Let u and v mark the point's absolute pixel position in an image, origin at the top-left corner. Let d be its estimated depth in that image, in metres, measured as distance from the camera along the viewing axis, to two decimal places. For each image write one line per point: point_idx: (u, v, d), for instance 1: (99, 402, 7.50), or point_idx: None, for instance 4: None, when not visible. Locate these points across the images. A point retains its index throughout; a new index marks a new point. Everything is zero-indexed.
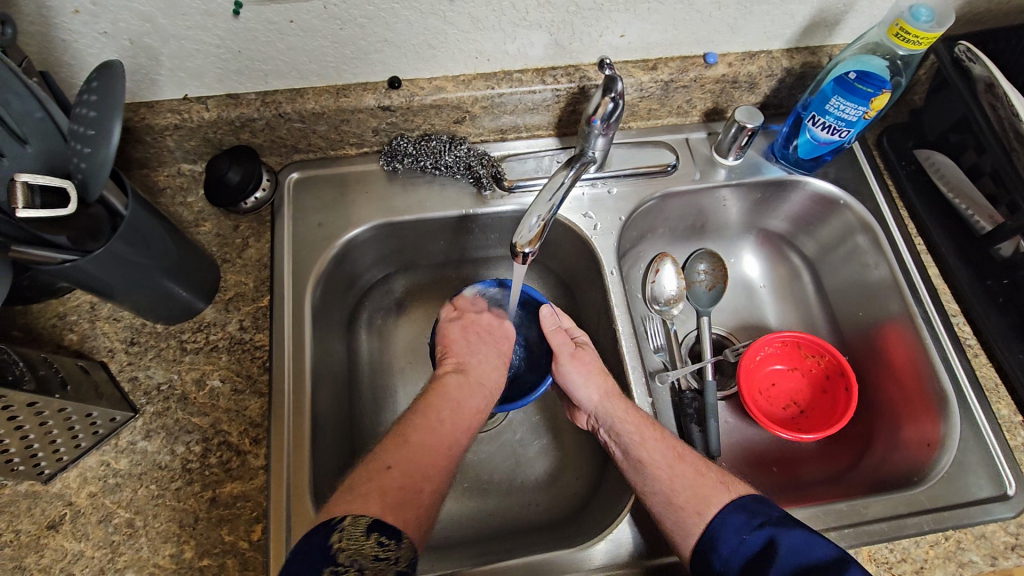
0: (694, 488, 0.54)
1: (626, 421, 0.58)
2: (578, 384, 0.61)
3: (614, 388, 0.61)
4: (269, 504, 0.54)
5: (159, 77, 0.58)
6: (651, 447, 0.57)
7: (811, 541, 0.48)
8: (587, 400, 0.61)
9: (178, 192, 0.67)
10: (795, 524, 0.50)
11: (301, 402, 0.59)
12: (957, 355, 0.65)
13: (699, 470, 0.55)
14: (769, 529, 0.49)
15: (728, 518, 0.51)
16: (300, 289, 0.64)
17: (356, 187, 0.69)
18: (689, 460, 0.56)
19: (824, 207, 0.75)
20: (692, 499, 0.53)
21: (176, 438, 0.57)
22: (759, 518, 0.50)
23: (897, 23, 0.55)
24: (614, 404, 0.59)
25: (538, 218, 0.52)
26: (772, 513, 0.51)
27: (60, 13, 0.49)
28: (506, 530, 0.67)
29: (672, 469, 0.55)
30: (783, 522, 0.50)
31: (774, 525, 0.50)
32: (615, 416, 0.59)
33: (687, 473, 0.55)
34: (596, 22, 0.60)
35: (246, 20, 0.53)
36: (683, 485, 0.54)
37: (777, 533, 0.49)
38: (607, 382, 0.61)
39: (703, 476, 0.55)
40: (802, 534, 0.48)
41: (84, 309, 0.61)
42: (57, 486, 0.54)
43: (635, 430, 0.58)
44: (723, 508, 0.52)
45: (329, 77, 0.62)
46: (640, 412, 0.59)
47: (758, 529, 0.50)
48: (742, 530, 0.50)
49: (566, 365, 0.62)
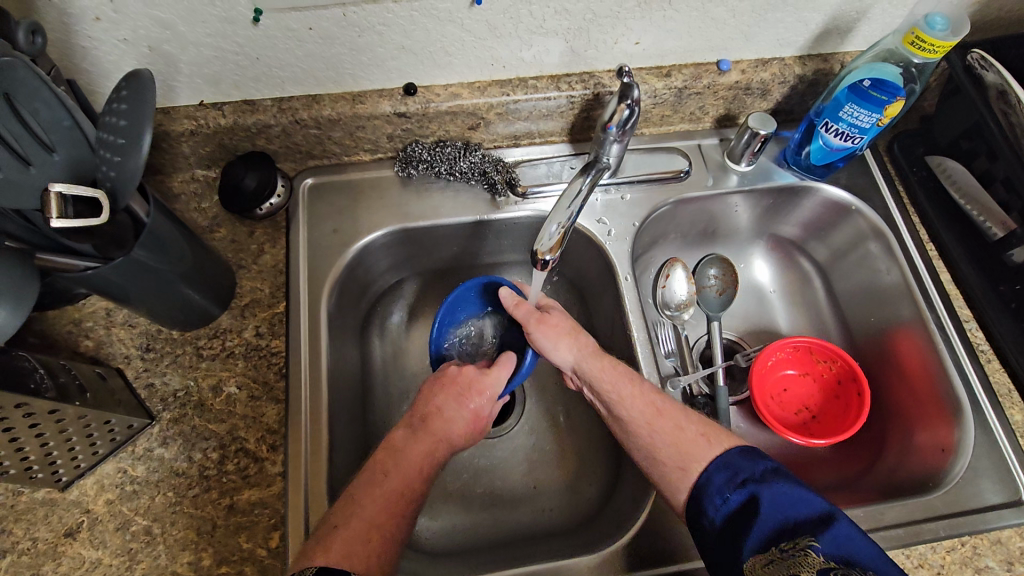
0: (677, 445, 0.54)
1: (604, 378, 0.59)
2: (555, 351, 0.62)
3: (589, 345, 0.61)
4: (287, 512, 0.54)
5: (177, 84, 0.58)
6: (630, 403, 0.58)
7: (795, 494, 0.46)
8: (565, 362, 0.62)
9: (192, 198, 0.67)
10: (780, 477, 0.48)
11: (318, 409, 0.59)
12: (971, 361, 0.66)
13: (681, 424, 0.55)
14: (751, 487, 0.48)
15: (712, 477, 0.51)
16: (315, 295, 0.64)
17: (370, 193, 0.69)
18: (671, 414, 0.56)
19: (836, 212, 0.75)
20: (674, 457, 0.54)
21: (193, 444, 0.57)
22: (742, 475, 0.49)
23: (913, 32, 0.56)
24: (590, 360, 0.60)
25: (558, 225, 0.53)
26: (755, 469, 0.49)
27: (81, 20, 0.50)
28: (520, 536, 0.66)
29: (653, 425, 0.56)
30: (765, 477, 0.48)
31: (756, 481, 0.48)
32: (595, 375, 0.59)
33: (666, 429, 0.55)
34: (612, 29, 0.61)
35: (266, 27, 0.54)
36: (665, 440, 0.55)
37: (758, 490, 0.48)
38: (582, 342, 0.62)
39: (682, 432, 0.55)
40: (784, 488, 0.47)
41: (101, 315, 0.61)
42: (74, 493, 0.54)
43: (613, 389, 0.58)
44: (706, 467, 0.52)
45: (345, 84, 0.62)
46: (620, 367, 0.60)
47: (740, 487, 0.49)
48: (724, 489, 0.49)
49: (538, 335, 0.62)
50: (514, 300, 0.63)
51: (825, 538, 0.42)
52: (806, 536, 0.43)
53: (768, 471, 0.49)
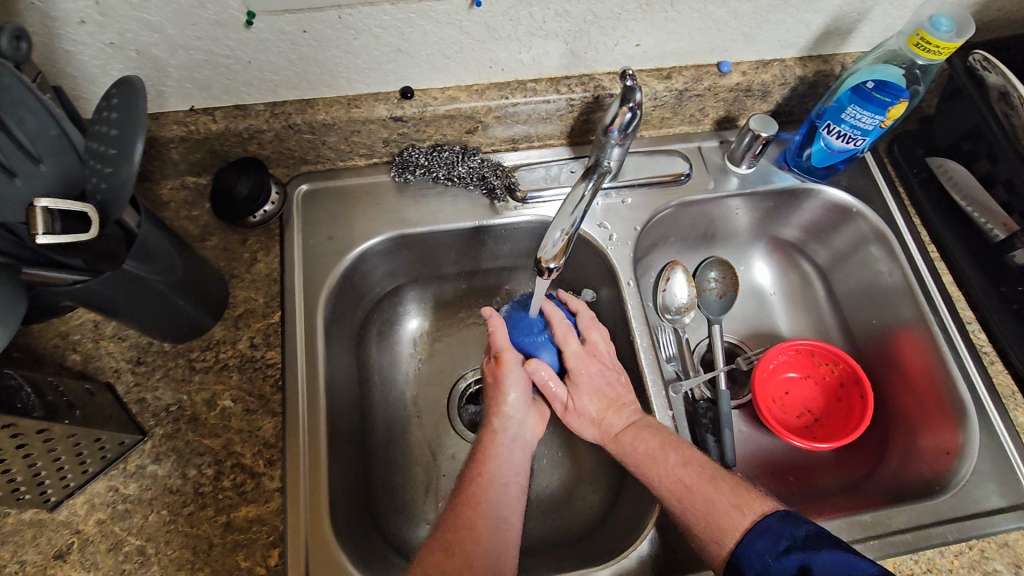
0: (709, 521, 0.52)
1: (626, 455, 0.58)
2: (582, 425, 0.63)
3: (611, 423, 0.61)
4: (286, 528, 0.53)
5: (165, 89, 0.56)
6: (656, 478, 0.56)
7: (843, 562, 0.45)
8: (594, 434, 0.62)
9: (182, 206, 0.65)
10: (822, 542, 0.47)
11: (316, 422, 0.58)
12: (973, 362, 0.65)
13: (712, 496, 0.53)
14: (797, 554, 0.47)
15: (753, 542, 0.50)
16: (312, 304, 0.62)
17: (366, 199, 0.68)
18: (701, 487, 0.54)
19: (836, 214, 0.75)
20: (706, 531, 0.52)
21: (188, 460, 0.55)
22: (784, 541, 0.48)
23: (917, 34, 0.55)
24: (614, 440, 0.60)
25: (562, 232, 0.51)
26: (798, 533, 0.48)
27: (66, 23, 0.48)
28: (525, 547, 0.65)
29: (681, 498, 0.54)
30: (809, 542, 0.47)
31: (801, 549, 0.47)
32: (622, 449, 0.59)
33: (698, 502, 0.53)
34: (613, 31, 0.60)
35: (258, 30, 0.52)
36: (694, 515, 0.53)
37: (808, 560, 0.46)
38: (605, 421, 0.61)
39: (714, 503, 0.53)
40: (833, 555, 0.46)
41: (89, 328, 0.59)
42: (63, 513, 0.52)
43: (640, 464, 0.57)
44: (743, 534, 0.50)
45: (340, 87, 0.60)
46: (649, 439, 0.58)
47: (786, 556, 0.48)
48: (766, 556, 0.48)
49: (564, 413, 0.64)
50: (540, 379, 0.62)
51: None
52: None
53: (812, 534, 0.48)
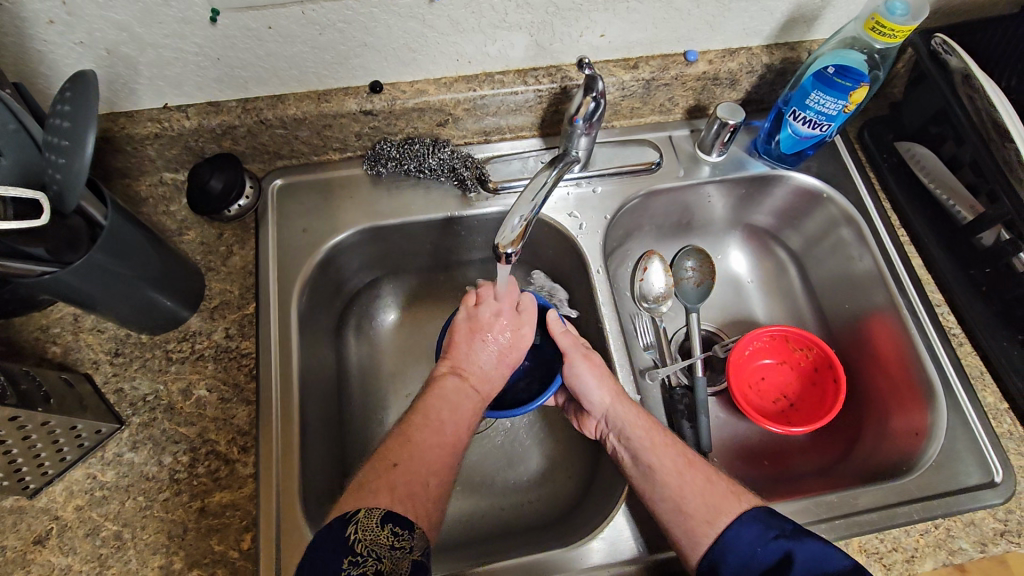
0: (704, 495, 0.53)
1: (635, 426, 0.58)
2: (592, 385, 0.60)
3: (624, 390, 0.61)
4: (258, 513, 0.54)
5: (138, 87, 0.58)
6: (661, 453, 0.56)
7: (826, 555, 0.47)
8: (599, 402, 0.60)
9: (160, 202, 0.66)
10: (806, 535, 0.49)
11: (289, 410, 0.59)
12: (943, 343, 0.66)
13: (710, 476, 0.55)
14: (784, 541, 0.49)
15: (741, 529, 0.51)
16: (286, 295, 0.63)
17: (340, 192, 0.69)
18: (701, 465, 0.56)
19: (808, 201, 0.76)
20: (701, 507, 0.53)
21: (164, 448, 0.56)
22: (773, 530, 0.50)
23: (873, 18, 0.56)
24: (623, 409, 0.59)
25: (521, 217, 0.52)
26: (786, 525, 0.50)
27: (35, 24, 0.49)
28: (500, 531, 0.66)
29: (682, 474, 0.55)
30: (796, 533, 0.49)
31: (789, 537, 0.49)
32: (629, 419, 0.59)
33: (697, 480, 0.54)
34: (576, 22, 0.61)
35: (224, 27, 0.53)
36: (693, 491, 0.54)
37: (792, 546, 0.48)
38: (618, 385, 0.61)
39: (712, 484, 0.54)
40: (818, 546, 0.48)
41: (68, 321, 0.60)
42: (42, 501, 0.53)
43: (644, 435, 0.58)
44: (734, 520, 0.51)
45: (310, 82, 0.62)
46: (652, 418, 0.60)
47: (772, 542, 0.49)
48: (755, 543, 0.50)
49: (578, 366, 0.61)
50: (560, 328, 0.64)
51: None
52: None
53: (798, 527, 0.50)
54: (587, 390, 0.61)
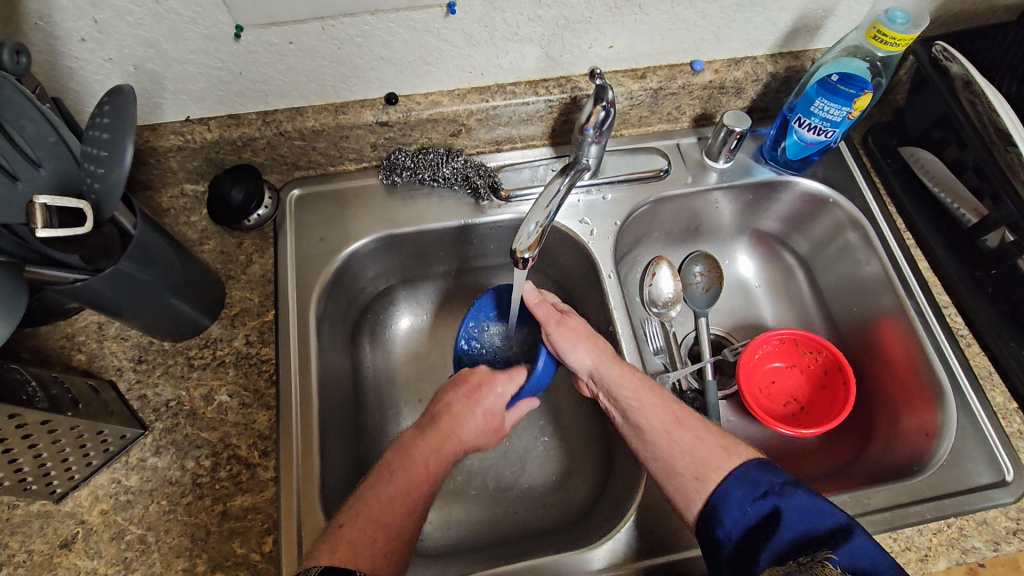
0: (694, 455, 0.54)
1: (621, 385, 0.59)
2: (571, 348, 0.61)
3: (605, 351, 0.61)
4: (279, 516, 0.55)
5: (162, 101, 0.60)
6: (648, 410, 0.58)
7: (816, 507, 0.47)
8: (581, 365, 0.61)
9: (182, 212, 0.68)
10: (799, 489, 0.49)
11: (308, 414, 0.60)
12: (951, 345, 0.67)
13: (699, 434, 0.55)
14: (772, 498, 0.49)
15: (731, 488, 0.51)
16: (304, 302, 0.65)
17: (355, 202, 0.71)
18: (689, 423, 0.56)
19: (814, 206, 0.77)
20: (692, 466, 0.53)
21: (186, 452, 0.57)
22: (762, 487, 0.49)
23: (874, 26, 0.57)
24: (606, 369, 0.60)
25: (536, 224, 0.54)
26: (774, 481, 0.50)
27: (67, 41, 0.51)
28: (515, 535, 0.67)
29: (670, 433, 0.56)
30: (785, 487, 0.49)
31: (778, 493, 0.49)
32: (614, 380, 0.59)
33: (685, 438, 0.55)
34: (585, 34, 0.62)
35: (247, 42, 0.55)
36: (680, 449, 0.55)
37: (781, 502, 0.48)
38: (598, 346, 0.61)
39: (702, 442, 0.55)
40: (808, 501, 0.47)
41: (93, 329, 0.62)
42: (68, 505, 0.55)
43: (630, 395, 0.59)
44: (724, 478, 0.51)
45: (328, 95, 0.63)
46: (637, 374, 0.60)
47: (761, 499, 0.49)
48: (744, 502, 0.49)
49: (554, 332, 0.62)
50: (535, 297, 0.64)
51: (844, 553, 0.43)
52: (826, 549, 0.44)
53: (787, 482, 0.50)
54: (567, 354, 0.61)
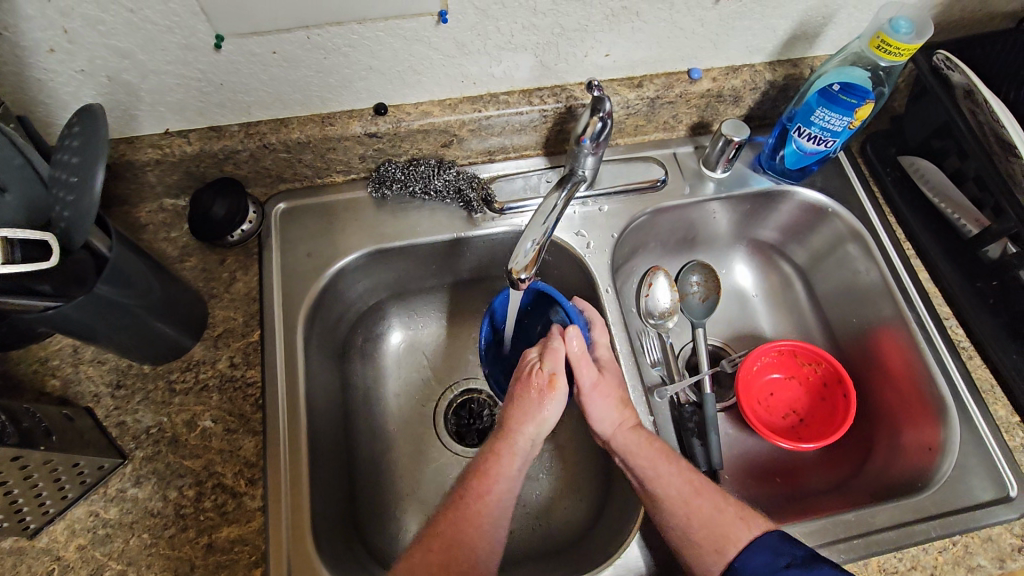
0: (711, 526, 0.53)
1: (641, 456, 0.57)
2: (596, 414, 0.60)
3: (631, 418, 0.59)
4: (268, 548, 0.53)
5: (139, 113, 0.57)
6: (665, 482, 0.56)
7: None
8: (604, 428, 0.59)
9: (161, 228, 0.65)
10: (820, 561, 0.49)
11: (297, 438, 0.58)
12: (953, 357, 0.66)
13: (717, 506, 0.54)
14: (797, 570, 0.49)
15: (752, 557, 0.51)
16: (291, 322, 0.63)
17: (344, 216, 0.68)
18: (708, 496, 0.55)
19: (813, 215, 0.76)
20: (708, 537, 0.53)
21: (168, 482, 0.55)
22: (784, 559, 0.50)
23: (878, 36, 0.56)
24: (628, 436, 0.58)
25: (534, 242, 0.52)
26: (797, 552, 0.50)
27: (35, 53, 0.48)
28: (513, 558, 0.65)
29: (689, 504, 0.54)
30: (808, 559, 0.49)
31: (800, 565, 0.49)
32: (635, 449, 0.57)
33: (703, 507, 0.54)
34: (581, 42, 0.60)
35: (227, 52, 0.52)
36: (698, 520, 0.53)
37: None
38: (625, 412, 0.60)
39: (719, 513, 0.54)
40: (831, 574, 0.47)
41: (67, 353, 0.59)
42: (43, 541, 0.52)
43: (651, 465, 0.56)
44: (744, 547, 0.52)
45: (313, 106, 0.61)
46: (660, 444, 0.58)
47: (784, 570, 0.49)
48: (766, 572, 0.50)
49: (586, 393, 0.60)
50: (578, 352, 0.59)
51: None
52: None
53: (810, 553, 0.50)
54: (591, 418, 0.60)
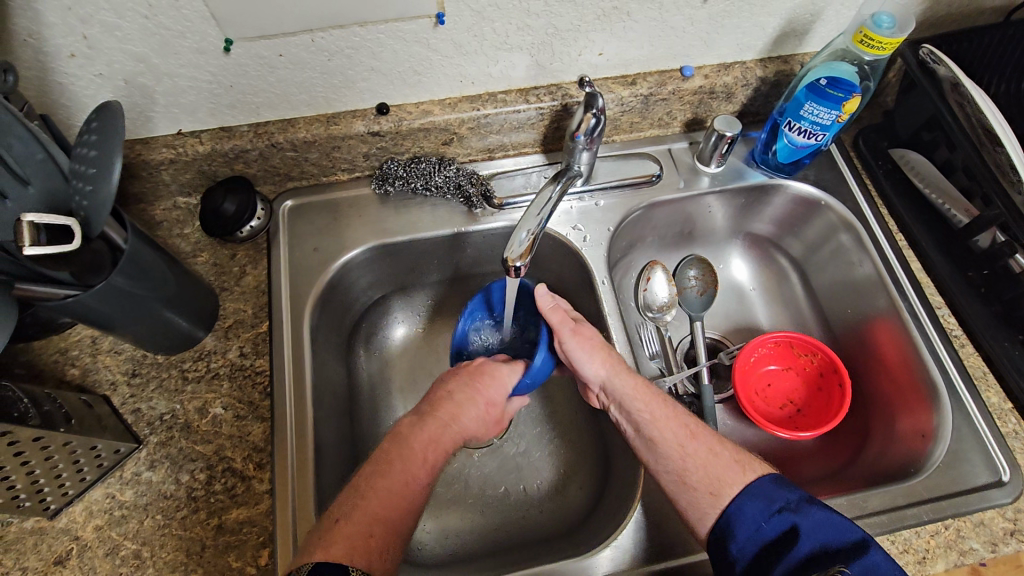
0: (706, 469, 0.54)
1: (635, 397, 0.59)
2: (585, 357, 0.61)
3: (618, 360, 0.61)
4: (274, 529, 0.55)
5: (154, 115, 0.60)
6: (661, 425, 0.58)
7: (831, 522, 0.48)
8: (594, 374, 0.61)
9: (175, 225, 0.68)
10: (812, 504, 0.50)
11: (303, 426, 0.59)
12: (944, 344, 0.67)
13: (713, 448, 0.56)
14: (788, 514, 0.50)
15: (743, 505, 0.51)
16: (298, 313, 0.65)
17: (349, 212, 0.71)
18: (703, 437, 0.57)
19: (806, 208, 0.77)
20: (704, 480, 0.54)
21: (180, 466, 0.57)
22: (777, 504, 0.51)
23: (861, 31, 0.58)
24: (619, 378, 0.60)
25: (528, 231, 0.54)
26: (790, 497, 0.51)
27: (57, 58, 0.51)
28: (514, 542, 0.67)
29: (684, 448, 0.56)
30: (801, 504, 0.50)
31: (793, 509, 0.50)
32: (628, 391, 0.60)
33: (699, 453, 0.56)
34: (574, 42, 0.63)
35: (236, 56, 0.55)
36: (696, 464, 0.55)
37: (797, 519, 0.49)
38: (611, 355, 0.61)
39: (715, 455, 0.55)
40: (822, 516, 0.49)
41: (86, 344, 0.62)
42: (63, 521, 0.54)
43: (644, 408, 0.59)
44: (736, 494, 0.52)
45: (319, 106, 0.64)
46: (650, 388, 0.60)
47: (776, 515, 0.50)
48: (759, 519, 0.50)
49: (569, 341, 0.61)
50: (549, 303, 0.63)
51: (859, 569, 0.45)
52: (839, 565, 0.45)
53: (803, 498, 0.51)
54: (580, 364, 0.61)
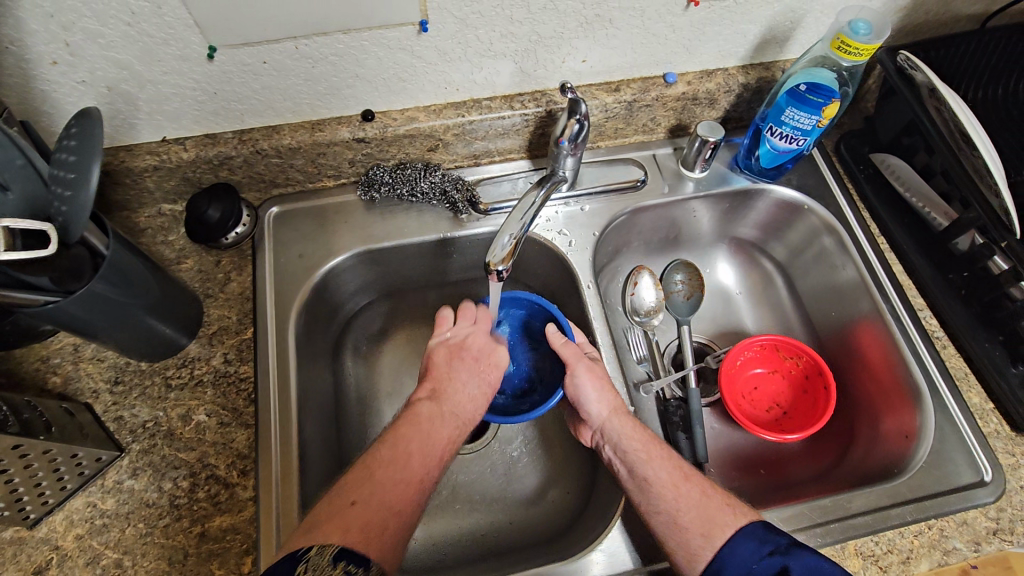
0: (701, 510, 0.54)
1: (633, 438, 0.59)
2: (591, 395, 0.61)
3: (622, 405, 0.62)
4: (258, 536, 0.54)
5: (137, 122, 0.60)
6: (657, 465, 0.57)
7: (821, 567, 0.48)
8: (597, 413, 0.61)
9: (159, 232, 0.68)
10: (803, 549, 0.50)
11: (288, 432, 0.59)
12: (926, 346, 0.67)
13: (706, 490, 0.56)
14: (780, 557, 0.49)
15: (736, 547, 0.51)
16: (283, 320, 0.65)
17: (335, 218, 0.71)
18: (697, 480, 0.56)
19: (790, 213, 0.78)
20: (696, 522, 0.53)
21: (163, 474, 0.57)
22: (769, 546, 0.50)
23: (838, 38, 0.59)
24: (619, 422, 0.60)
25: (510, 236, 0.55)
26: (781, 540, 0.50)
27: (39, 64, 0.51)
28: (501, 548, 0.66)
29: (678, 488, 0.56)
30: (791, 547, 0.50)
31: (784, 553, 0.49)
32: (626, 432, 0.60)
33: (693, 493, 0.55)
34: (557, 49, 0.63)
35: (220, 62, 0.56)
36: (689, 505, 0.54)
37: (788, 561, 0.49)
38: (617, 400, 0.62)
39: (708, 497, 0.55)
40: (815, 560, 0.48)
41: (68, 351, 0.61)
42: (43, 530, 0.54)
43: (641, 448, 0.58)
44: (730, 537, 0.52)
45: (304, 113, 0.64)
46: (647, 432, 0.60)
47: (768, 557, 0.50)
48: (751, 561, 0.50)
49: (580, 376, 0.62)
50: (559, 340, 0.64)
51: None
52: None
53: (792, 542, 0.50)
54: (585, 399, 0.62)
